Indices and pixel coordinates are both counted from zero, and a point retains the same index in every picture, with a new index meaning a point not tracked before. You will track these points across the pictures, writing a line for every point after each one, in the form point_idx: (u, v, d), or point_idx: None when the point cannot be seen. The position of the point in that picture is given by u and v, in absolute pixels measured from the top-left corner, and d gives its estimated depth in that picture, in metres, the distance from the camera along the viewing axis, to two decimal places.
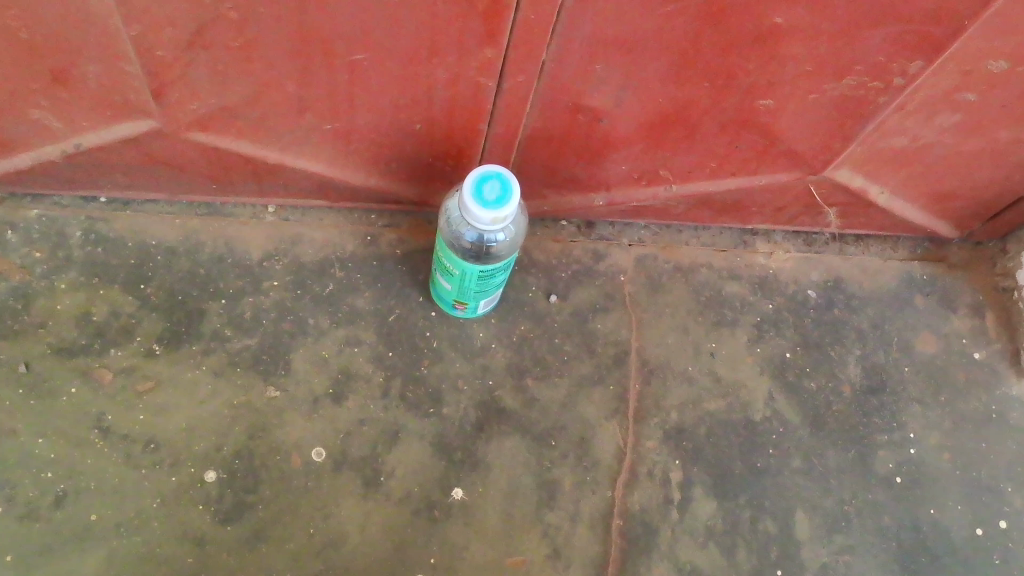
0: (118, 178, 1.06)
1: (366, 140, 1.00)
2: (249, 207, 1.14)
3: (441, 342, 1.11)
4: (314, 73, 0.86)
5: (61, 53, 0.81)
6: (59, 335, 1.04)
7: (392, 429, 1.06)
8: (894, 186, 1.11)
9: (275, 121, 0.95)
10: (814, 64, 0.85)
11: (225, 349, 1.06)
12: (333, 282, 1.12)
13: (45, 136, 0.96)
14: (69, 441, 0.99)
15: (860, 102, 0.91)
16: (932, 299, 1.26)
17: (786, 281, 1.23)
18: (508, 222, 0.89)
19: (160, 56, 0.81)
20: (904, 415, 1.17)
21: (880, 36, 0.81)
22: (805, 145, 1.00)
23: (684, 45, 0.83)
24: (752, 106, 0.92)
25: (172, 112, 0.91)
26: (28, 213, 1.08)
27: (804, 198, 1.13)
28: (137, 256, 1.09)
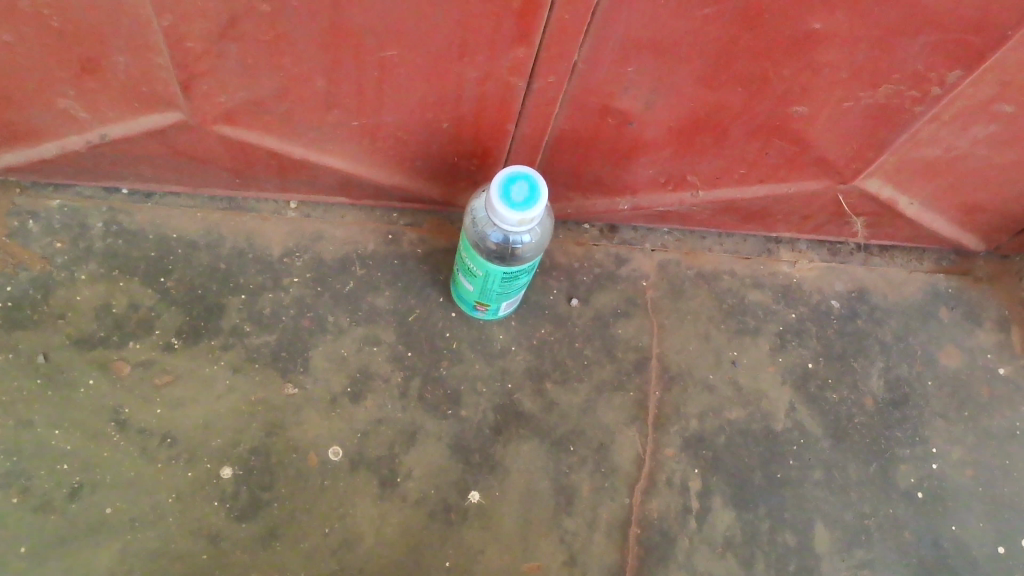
0: (141, 169, 1.05)
1: (392, 137, 0.99)
2: (271, 202, 1.14)
3: (461, 343, 1.10)
4: (344, 69, 0.85)
5: (91, 42, 0.80)
6: (77, 326, 1.03)
7: (410, 430, 1.05)
8: (924, 198, 1.09)
9: (302, 116, 0.94)
10: (850, 71, 0.84)
11: (244, 345, 1.06)
12: (353, 280, 1.11)
13: (70, 127, 0.96)
14: (86, 433, 0.98)
15: (894, 112, 0.90)
16: (958, 313, 1.24)
17: (810, 291, 1.22)
18: (535, 224, 0.88)
19: (190, 47, 0.81)
20: (927, 430, 1.16)
21: (920, 44, 0.79)
22: (837, 154, 0.98)
23: (718, 49, 0.82)
24: (785, 113, 0.91)
25: (199, 105, 0.90)
26: (50, 204, 1.08)
27: (832, 206, 1.12)
28: (158, 248, 1.09)
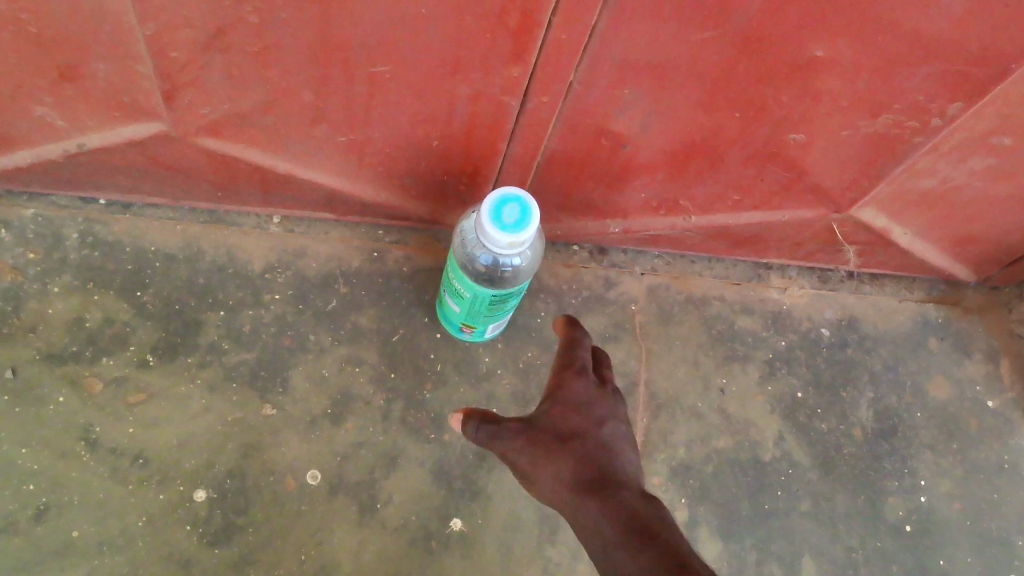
0: (120, 180, 1.02)
1: (381, 154, 0.97)
2: (253, 216, 1.11)
3: (445, 365, 1.08)
4: (333, 83, 0.83)
5: (71, 48, 0.77)
6: (48, 341, 0.99)
7: (391, 454, 1.02)
8: (917, 228, 1.08)
9: (288, 130, 0.91)
10: (850, 100, 0.82)
11: (221, 363, 1.02)
12: (336, 298, 1.08)
13: (46, 135, 0.92)
14: (54, 452, 0.95)
15: (892, 141, 0.88)
16: (947, 343, 1.23)
17: (799, 318, 1.21)
18: (525, 247, 0.85)
19: (175, 57, 0.78)
20: (916, 462, 1.15)
21: (922, 75, 0.78)
22: (832, 182, 0.97)
23: (717, 74, 0.80)
24: (782, 140, 0.90)
25: (182, 116, 0.88)
26: (23, 212, 1.04)
27: (825, 234, 1.10)
28: (135, 261, 1.05)
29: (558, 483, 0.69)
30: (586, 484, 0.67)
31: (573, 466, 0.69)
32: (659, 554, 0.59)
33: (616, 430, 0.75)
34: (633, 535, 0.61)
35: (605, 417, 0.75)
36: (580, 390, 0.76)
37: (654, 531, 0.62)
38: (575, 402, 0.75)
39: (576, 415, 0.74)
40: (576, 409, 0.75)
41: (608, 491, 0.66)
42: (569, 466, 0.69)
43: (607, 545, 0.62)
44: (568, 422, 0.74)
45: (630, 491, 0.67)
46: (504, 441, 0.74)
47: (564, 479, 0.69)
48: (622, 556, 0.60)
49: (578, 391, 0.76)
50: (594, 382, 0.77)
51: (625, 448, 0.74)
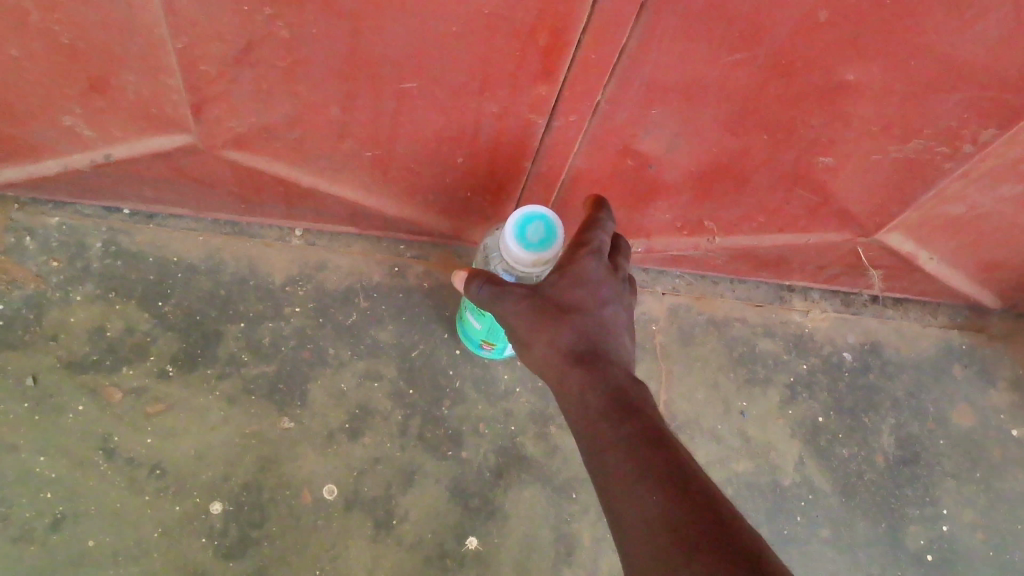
0: (144, 190, 1.02)
1: (405, 169, 0.97)
2: (275, 229, 1.11)
3: (464, 382, 1.07)
4: (360, 98, 0.83)
5: (102, 60, 0.78)
6: (69, 349, 0.99)
7: (408, 471, 1.01)
8: (944, 254, 1.07)
9: (314, 144, 0.91)
10: (880, 124, 0.82)
11: (240, 375, 1.02)
12: (356, 312, 1.08)
13: (74, 144, 0.93)
14: (72, 461, 0.94)
15: (922, 167, 0.87)
16: (971, 370, 1.22)
17: (821, 342, 1.19)
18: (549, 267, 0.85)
19: (204, 70, 0.78)
20: (938, 490, 1.13)
21: (955, 100, 0.77)
22: (859, 206, 0.96)
23: (746, 96, 0.79)
24: (810, 163, 0.89)
25: (209, 128, 0.88)
26: (47, 221, 1.05)
27: (850, 257, 1.09)
28: (157, 271, 1.05)
29: (557, 352, 0.73)
30: (579, 357, 0.72)
31: (570, 338, 0.73)
32: (639, 429, 0.65)
33: (616, 312, 0.76)
34: (617, 410, 0.67)
35: (610, 299, 0.75)
36: (594, 268, 0.76)
37: (635, 408, 0.67)
38: (585, 277, 0.75)
39: (583, 291, 0.74)
40: (584, 282, 0.75)
41: (599, 366, 0.71)
42: (568, 339, 0.73)
43: (593, 415, 0.68)
44: (572, 297, 0.74)
45: (618, 367, 0.72)
46: (506, 305, 0.76)
47: (563, 350, 0.73)
48: (604, 426, 0.67)
49: (591, 271, 0.75)
50: (607, 266, 0.77)
51: (620, 330, 0.76)
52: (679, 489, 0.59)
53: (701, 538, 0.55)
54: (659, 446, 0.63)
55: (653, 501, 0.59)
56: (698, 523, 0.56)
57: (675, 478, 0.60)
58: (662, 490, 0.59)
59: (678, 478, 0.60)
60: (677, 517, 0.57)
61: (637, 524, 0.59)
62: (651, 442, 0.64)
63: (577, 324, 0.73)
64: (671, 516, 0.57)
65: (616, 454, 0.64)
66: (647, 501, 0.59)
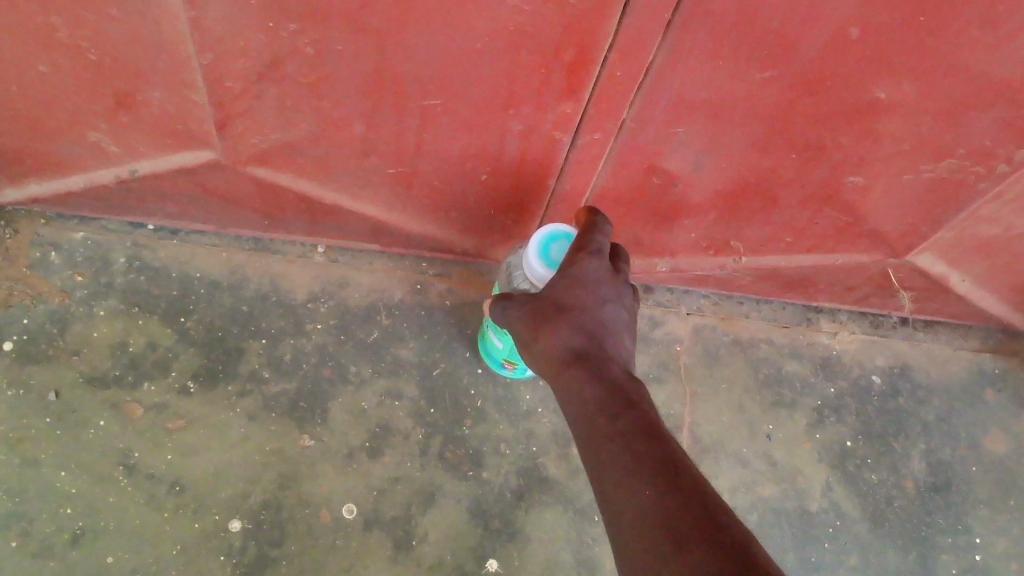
0: (169, 206, 1.03)
1: (428, 186, 0.96)
2: (298, 245, 1.11)
3: (485, 402, 1.06)
4: (385, 115, 0.83)
5: (128, 76, 0.78)
6: (92, 364, 0.99)
7: (428, 491, 1.00)
8: (976, 276, 1.05)
9: (337, 161, 0.91)
10: (912, 143, 0.80)
11: (261, 392, 1.02)
12: (377, 329, 1.08)
13: (100, 160, 0.93)
14: (92, 476, 0.94)
15: (955, 187, 0.86)
16: (1004, 396, 1.19)
17: (849, 364, 1.17)
18: None
19: (229, 86, 0.78)
20: (970, 518, 1.10)
21: (990, 119, 0.76)
22: (889, 226, 0.94)
23: (775, 114, 0.78)
24: (840, 183, 0.87)
25: (234, 145, 0.88)
26: (73, 236, 1.05)
27: (879, 279, 1.07)
28: (180, 287, 1.05)
29: (553, 349, 0.71)
30: (576, 354, 0.70)
31: (568, 336, 0.71)
32: (634, 425, 0.63)
33: (618, 313, 0.74)
34: (612, 404, 0.65)
35: (611, 298, 0.74)
36: (592, 271, 0.75)
37: (632, 405, 0.65)
38: (585, 277, 0.74)
39: (581, 291, 0.73)
40: (583, 284, 0.74)
41: (595, 364, 0.69)
42: (564, 337, 0.71)
43: (587, 409, 0.66)
44: (571, 298, 0.73)
45: (616, 366, 0.70)
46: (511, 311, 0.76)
47: (559, 348, 0.71)
48: (599, 422, 0.65)
49: (591, 272, 0.74)
50: (607, 268, 0.76)
51: (622, 331, 0.74)
52: (672, 484, 0.56)
53: (689, 529, 0.52)
54: (653, 441, 0.61)
55: (645, 495, 0.56)
56: (689, 514, 0.54)
57: (668, 474, 0.57)
58: (654, 482, 0.57)
59: (670, 468, 0.58)
60: (667, 508, 0.55)
61: (626, 519, 0.56)
62: (645, 439, 0.62)
63: (575, 321, 0.72)
64: (660, 507, 0.55)
65: (610, 447, 0.62)
66: (638, 495, 0.57)
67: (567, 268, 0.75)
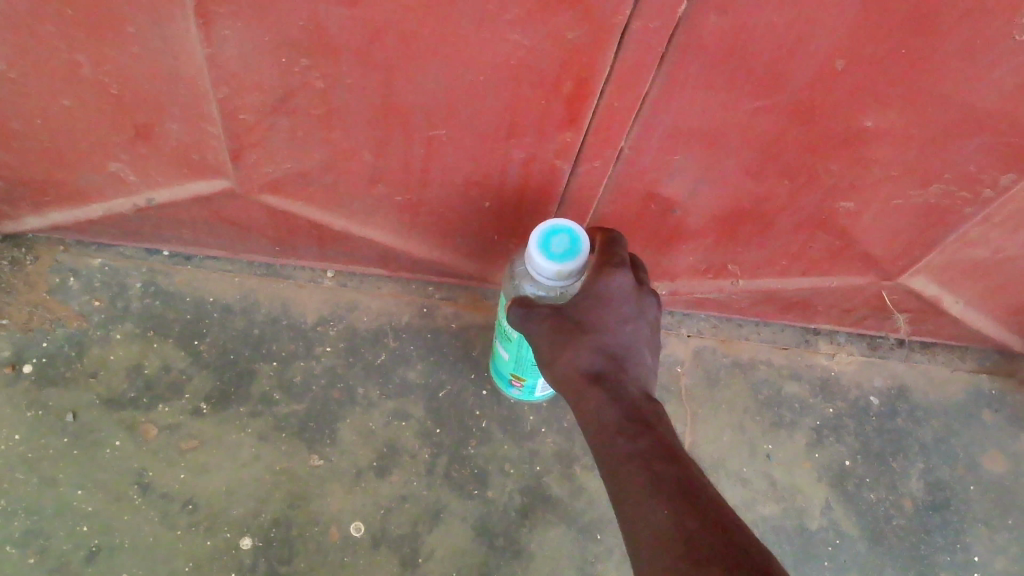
0: (184, 233, 1.06)
1: (434, 213, 1.00)
2: (308, 270, 1.14)
3: (490, 422, 1.09)
4: (392, 145, 0.86)
5: (147, 109, 0.82)
6: (108, 386, 1.03)
7: (434, 509, 1.02)
8: (969, 297, 1.07)
9: (346, 189, 0.95)
10: (899, 169, 0.83)
11: (272, 413, 1.05)
12: (385, 352, 1.11)
13: (119, 189, 0.97)
14: (108, 495, 0.97)
15: (943, 212, 0.88)
16: (1001, 416, 1.21)
17: (848, 385, 1.19)
18: (578, 279, 0.80)
19: (243, 118, 0.82)
20: (970, 536, 1.12)
21: (974, 145, 0.78)
22: (881, 250, 0.97)
23: (767, 142, 0.81)
24: (832, 208, 0.90)
25: (247, 174, 0.92)
26: (91, 262, 1.09)
27: (874, 301, 1.10)
28: (193, 311, 1.09)
29: (575, 368, 0.74)
30: (597, 376, 0.74)
31: (590, 356, 0.75)
32: (653, 445, 0.67)
33: (639, 332, 0.78)
34: (632, 428, 0.69)
35: (633, 317, 0.78)
36: (619, 287, 0.77)
37: (650, 426, 0.69)
38: (610, 296, 0.77)
39: (604, 309, 0.77)
40: (607, 303, 0.77)
41: (615, 383, 0.73)
42: (586, 358, 0.74)
43: (609, 430, 0.69)
44: (594, 318, 0.76)
45: (635, 387, 0.74)
46: (531, 323, 0.78)
47: (582, 367, 0.74)
48: (618, 442, 0.68)
49: (617, 289, 0.77)
50: (632, 283, 0.78)
51: (642, 350, 0.78)
52: (690, 505, 0.61)
53: (709, 549, 0.56)
54: (671, 463, 0.65)
55: (666, 515, 0.60)
56: (706, 534, 0.58)
57: (686, 496, 0.61)
58: (675, 504, 0.61)
59: (688, 490, 0.62)
60: (685, 528, 0.59)
61: (646, 538, 0.60)
62: (663, 460, 0.66)
63: (596, 341, 0.75)
64: (682, 529, 0.59)
65: (630, 469, 0.65)
66: (656, 514, 0.61)
67: (591, 284, 0.77)
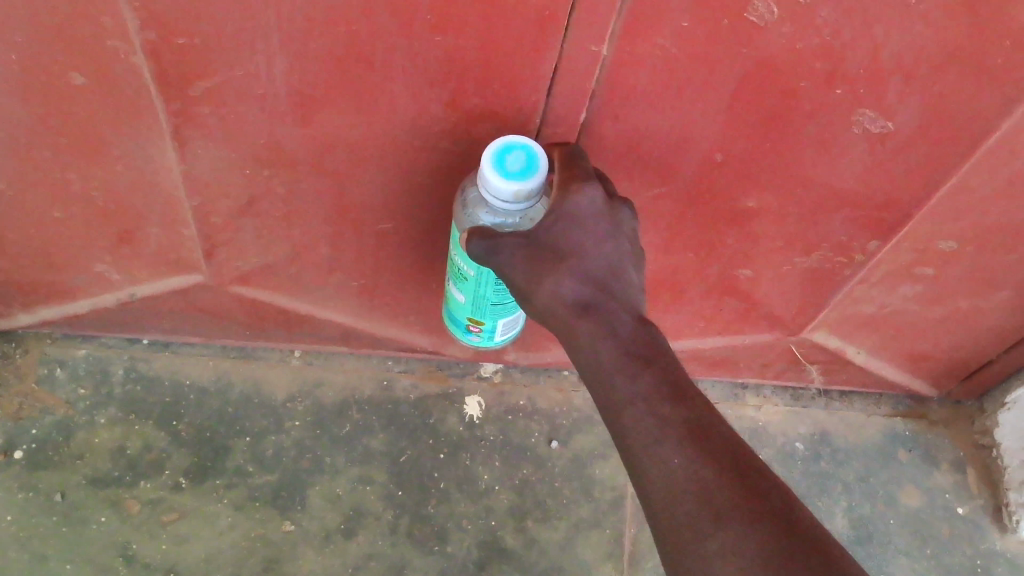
0: (162, 323, 1.17)
1: (388, 295, 1.11)
2: (277, 351, 1.24)
3: (448, 483, 1.18)
4: (346, 237, 0.99)
5: (130, 217, 0.94)
6: (94, 466, 1.12)
7: (398, 565, 1.13)
8: (869, 348, 1.20)
9: (309, 277, 1.06)
10: (784, 240, 0.96)
11: (246, 484, 1.14)
12: (349, 423, 1.21)
13: (103, 287, 1.08)
14: (96, 568, 1.06)
15: (828, 274, 1.01)
16: (916, 454, 1.32)
17: (774, 434, 1.31)
18: (534, 202, 0.75)
19: (215, 221, 0.94)
20: (890, 566, 1.23)
21: (841, 219, 0.92)
22: (782, 309, 1.10)
23: (669, 221, 0.95)
24: (733, 275, 1.03)
25: (219, 269, 1.03)
26: (76, 352, 1.19)
27: (787, 355, 1.22)
28: (172, 393, 1.19)
29: (558, 301, 0.72)
30: (583, 306, 0.71)
31: (572, 285, 0.72)
32: (656, 385, 0.66)
33: (619, 246, 0.74)
34: (631, 362, 0.67)
35: (610, 234, 0.74)
36: (588, 203, 0.73)
37: (651, 360, 0.67)
38: (581, 216, 0.73)
39: (578, 230, 0.73)
40: (580, 224, 0.73)
41: (604, 312, 0.70)
42: (569, 288, 0.71)
43: (604, 369, 0.68)
44: (570, 241, 0.73)
45: (626, 310, 0.71)
46: (503, 258, 0.73)
47: (565, 299, 0.71)
48: (617, 383, 0.66)
49: (586, 207, 0.73)
50: (603, 196, 0.75)
51: (626, 265, 0.74)
52: (703, 453, 0.62)
53: (729, 506, 0.59)
54: (677, 404, 0.65)
55: (681, 466, 0.61)
56: (724, 489, 0.60)
57: (697, 441, 0.62)
58: (688, 451, 0.62)
59: (699, 435, 0.63)
60: (704, 483, 0.60)
61: (661, 490, 0.62)
62: (668, 400, 0.65)
63: (576, 268, 0.72)
64: (698, 482, 0.60)
65: (632, 412, 0.65)
66: (669, 463, 0.62)
67: (559, 205, 0.73)
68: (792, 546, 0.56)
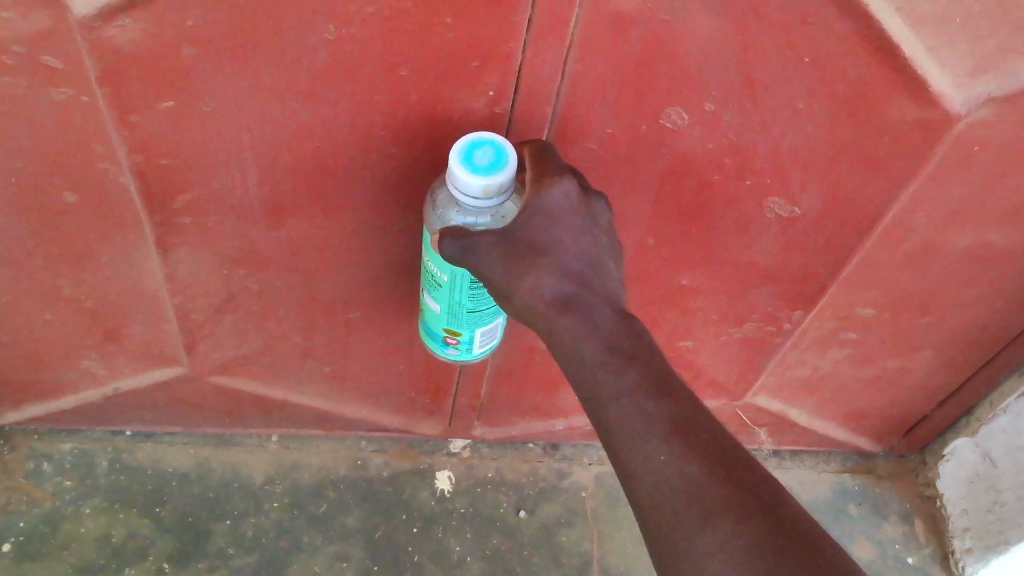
0: (145, 415, 1.23)
1: (358, 378, 1.19)
2: (253, 436, 1.30)
3: (421, 556, 1.24)
4: (318, 327, 1.07)
5: (115, 316, 1.01)
6: (79, 555, 1.17)
7: None
8: (811, 408, 1.29)
9: (284, 365, 1.14)
10: (718, 313, 1.06)
11: (227, 566, 1.19)
12: (326, 502, 1.27)
13: (88, 382, 1.15)
14: None
15: (762, 342, 1.11)
16: (865, 508, 1.40)
17: None
18: (506, 196, 0.73)
19: (195, 318, 1.02)
20: None
21: (766, 292, 1.02)
22: (725, 376, 1.19)
23: None
24: (677, 346, 1.13)
25: (199, 361, 1.10)
26: (62, 446, 1.24)
27: (736, 419, 1.31)
28: (155, 481, 1.24)
29: (537, 298, 0.71)
30: (565, 302, 0.70)
31: (552, 282, 0.71)
32: (641, 380, 0.66)
33: (596, 241, 0.74)
34: (615, 359, 0.67)
35: (587, 229, 0.73)
36: (564, 198, 0.72)
37: (634, 356, 0.67)
38: (557, 211, 0.72)
39: (556, 227, 0.72)
40: (557, 219, 0.72)
41: (585, 308, 0.70)
42: (549, 284, 0.70)
43: (587, 366, 0.67)
44: (548, 237, 0.71)
45: (607, 305, 0.71)
46: (480, 256, 0.70)
47: (545, 296, 0.70)
48: (602, 380, 0.66)
49: (560, 203, 0.72)
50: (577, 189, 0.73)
51: (603, 259, 0.74)
52: (688, 447, 0.62)
53: (716, 499, 0.60)
54: (662, 398, 0.65)
55: (667, 461, 0.62)
56: (711, 483, 0.60)
57: (682, 436, 0.63)
58: (674, 446, 0.62)
59: (683, 430, 0.63)
60: (692, 478, 0.61)
61: (650, 486, 0.62)
62: (653, 395, 0.65)
63: (555, 265, 0.71)
64: (686, 477, 0.61)
65: (616, 408, 0.65)
66: (655, 460, 0.62)
67: (534, 200, 0.71)
68: (780, 539, 0.57)
